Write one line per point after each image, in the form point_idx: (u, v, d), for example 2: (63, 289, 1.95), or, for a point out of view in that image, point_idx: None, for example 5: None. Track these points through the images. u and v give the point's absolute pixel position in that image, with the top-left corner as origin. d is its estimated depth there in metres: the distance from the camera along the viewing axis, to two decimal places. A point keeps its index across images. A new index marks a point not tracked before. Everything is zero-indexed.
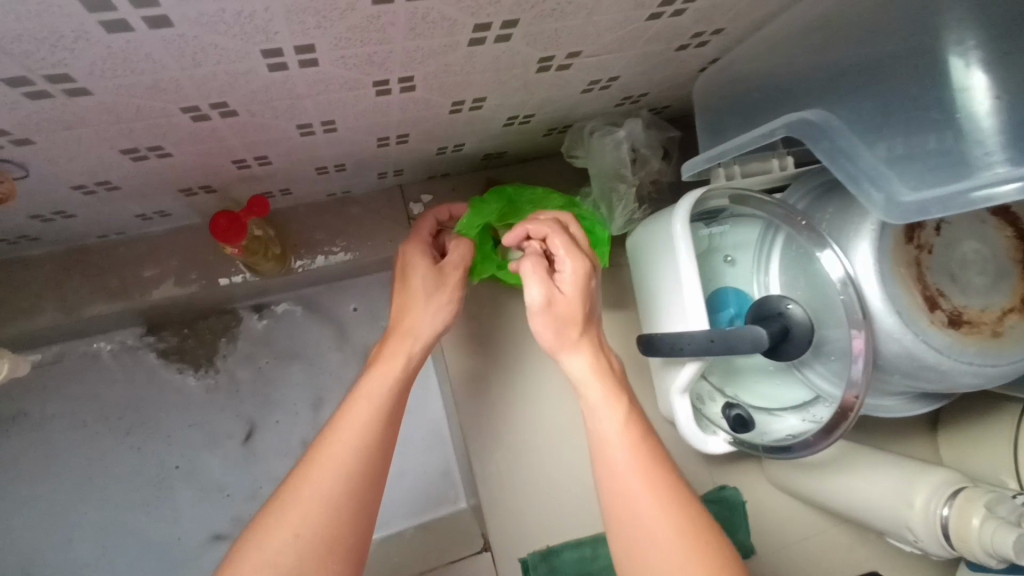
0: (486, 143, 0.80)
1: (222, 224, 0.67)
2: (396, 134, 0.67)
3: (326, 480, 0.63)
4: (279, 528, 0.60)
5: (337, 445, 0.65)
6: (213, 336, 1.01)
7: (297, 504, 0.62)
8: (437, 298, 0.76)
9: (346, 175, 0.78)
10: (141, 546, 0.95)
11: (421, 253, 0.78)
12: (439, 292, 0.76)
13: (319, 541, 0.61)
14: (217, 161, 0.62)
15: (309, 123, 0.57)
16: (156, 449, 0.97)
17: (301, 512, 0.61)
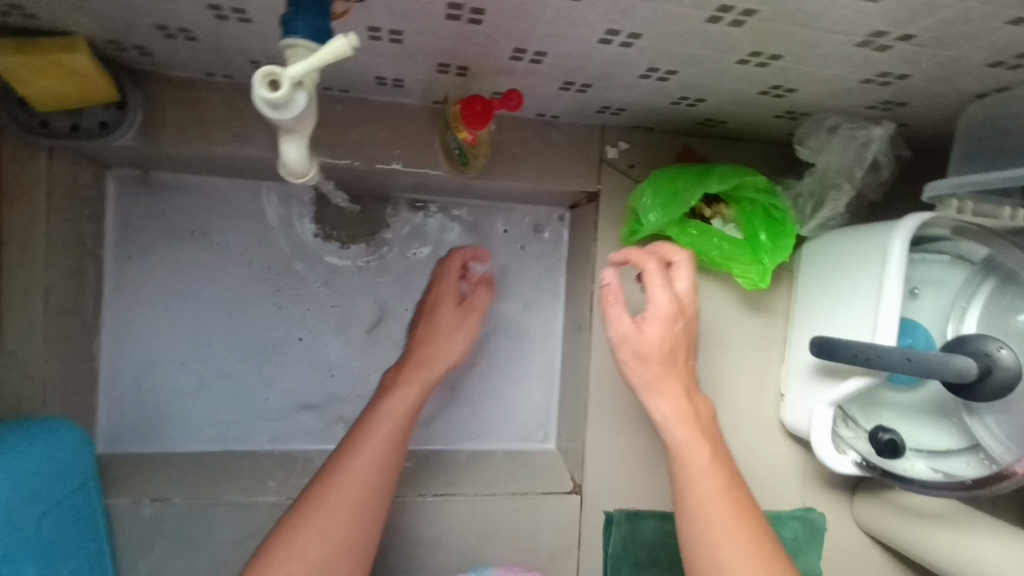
0: (721, 107, 0.79)
1: (477, 107, 0.69)
2: (668, 69, 0.67)
3: (340, 545, 0.71)
4: (311, 549, 0.70)
5: (347, 476, 0.75)
6: (374, 216, 1.04)
7: (319, 516, 0.71)
8: (404, 397, 0.83)
9: (580, 98, 0.79)
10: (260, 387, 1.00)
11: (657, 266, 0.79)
12: (406, 394, 0.83)
13: (353, 535, 0.72)
14: (502, 44, 0.64)
15: (621, 30, 0.58)
16: (296, 306, 1.01)
17: (348, 517, 0.73)
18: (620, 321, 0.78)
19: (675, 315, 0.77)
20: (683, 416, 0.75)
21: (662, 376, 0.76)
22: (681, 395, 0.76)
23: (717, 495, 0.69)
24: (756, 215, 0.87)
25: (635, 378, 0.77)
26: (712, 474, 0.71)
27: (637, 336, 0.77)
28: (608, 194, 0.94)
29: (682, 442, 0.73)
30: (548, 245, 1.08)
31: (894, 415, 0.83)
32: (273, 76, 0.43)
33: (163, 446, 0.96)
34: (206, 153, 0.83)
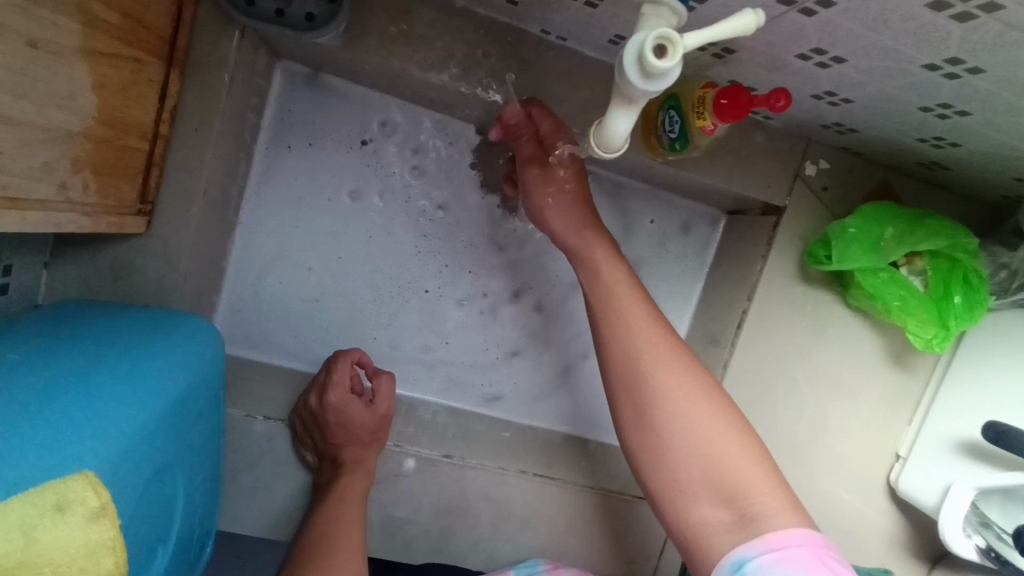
0: (964, 157, 0.73)
1: (740, 101, 0.63)
2: (960, 108, 0.60)
3: (334, 541, 0.73)
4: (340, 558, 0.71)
5: (335, 523, 0.75)
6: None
7: (339, 554, 0.72)
8: (551, 206, 0.80)
9: (822, 109, 0.72)
10: (376, 322, 0.95)
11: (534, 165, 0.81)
12: (559, 198, 0.80)
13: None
14: (805, 40, 0.57)
15: (964, 61, 0.51)
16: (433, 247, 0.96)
17: (332, 530, 0.74)
18: (558, 209, 0.80)
19: (582, 208, 0.80)
20: (603, 243, 0.79)
21: (585, 228, 0.79)
22: (625, 274, 0.76)
23: (649, 344, 0.71)
24: (950, 276, 0.80)
25: (580, 263, 0.79)
26: (647, 330, 0.72)
27: (570, 231, 0.80)
28: (791, 213, 0.87)
29: (600, 303, 0.75)
30: (697, 246, 1.03)
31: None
32: (660, 45, 0.38)
33: (270, 357, 0.92)
34: (399, 71, 0.77)
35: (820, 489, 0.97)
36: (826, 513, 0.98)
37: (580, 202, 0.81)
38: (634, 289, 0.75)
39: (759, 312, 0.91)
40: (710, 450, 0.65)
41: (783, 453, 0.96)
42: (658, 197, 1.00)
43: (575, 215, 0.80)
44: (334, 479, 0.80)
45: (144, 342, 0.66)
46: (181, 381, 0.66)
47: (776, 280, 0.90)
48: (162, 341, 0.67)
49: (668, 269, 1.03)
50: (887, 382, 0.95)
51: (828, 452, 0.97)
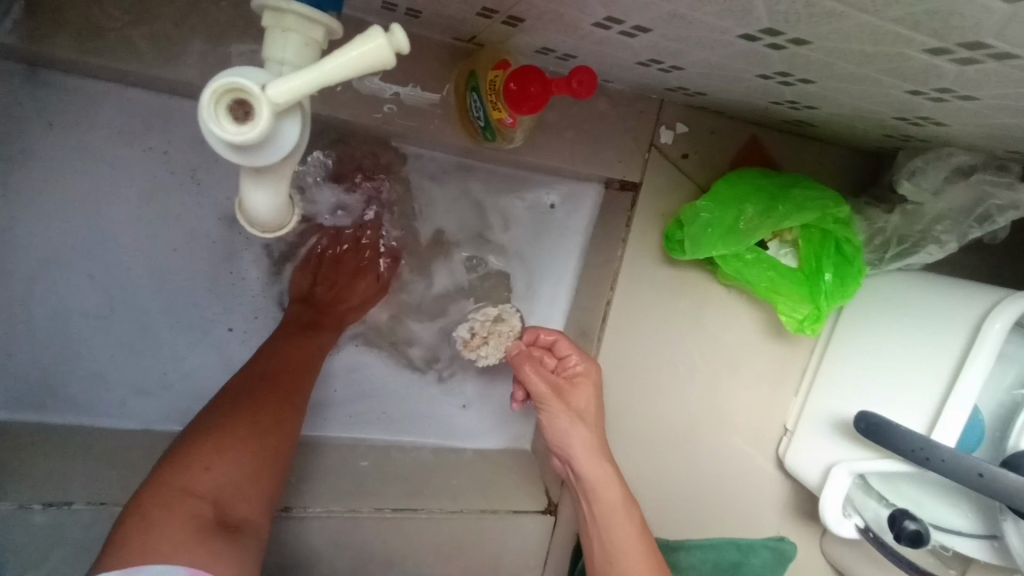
0: (829, 116, 0.61)
1: (533, 89, 0.49)
2: (803, 76, 0.48)
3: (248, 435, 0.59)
4: (232, 463, 0.56)
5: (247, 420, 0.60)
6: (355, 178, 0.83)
7: (234, 458, 0.56)
8: (578, 430, 0.72)
9: (658, 75, 0.59)
10: (196, 360, 0.82)
11: (370, 279, 0.85)
12: (589, 427, 0.72)
13: (242, 459, 0.57)
14: (590, 9, 0.43)
15: (784, 32, 0.38)
16: (257, 267, 0.83)
17: (245, 427, 0.59)
18: (561, 426, 0.72)
19: (583, 409, 0.73)
20: (590, 429, 0.73)
21: (558, 407, 0.72)
22: (594, 447, 0.72)
23: (606, 489, 0.71)
24: (819, 252, 0.70)
25: (558, 445, 0.73)
26: (603, 473, 0.71)
27: (585, 445, 0.72)
28: (650, 188, 0.76)
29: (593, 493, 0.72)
30: (559, 225, 0.90)
31: (904, 487, 0.74)
32: (232, 101, 0.31)
33: (66, 416, 0.78)
34: (123, 68, 0.59)
35: (705, 470, 0.92)
36: (713, 493, 0.93)
37: (562, 382, 0.74)
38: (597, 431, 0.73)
39: (624, 303, 0.81)
40: None
41: (666, 442, 0.89)
42: (509, 174, 0.87)
43: (582, 430, 0.72)
44: (265, 387, 0.66)
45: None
46: None
47: (639, 264, 0.79)
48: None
49: (530, 255, 0.91)
50: (769, 356, 0.88)
51: (713, 438, 0.90)
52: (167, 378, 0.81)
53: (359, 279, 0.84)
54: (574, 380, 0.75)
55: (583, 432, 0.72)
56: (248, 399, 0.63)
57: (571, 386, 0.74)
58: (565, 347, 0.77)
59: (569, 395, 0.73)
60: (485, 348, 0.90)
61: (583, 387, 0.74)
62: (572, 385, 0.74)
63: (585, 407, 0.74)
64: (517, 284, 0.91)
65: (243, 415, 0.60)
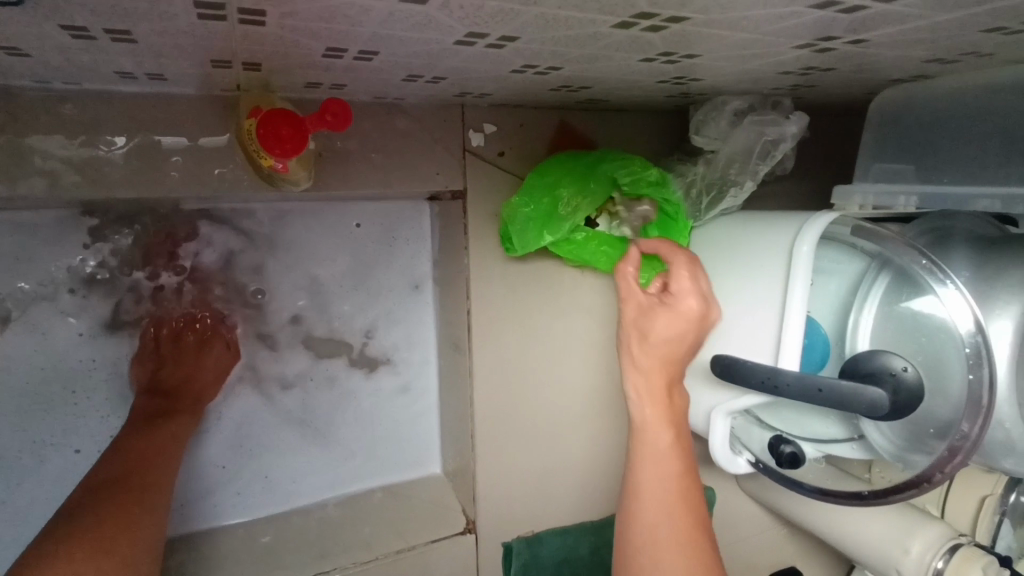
0: (609, 91, 0.64)
1: (284, 133, 0.47)
2: (548, 65, 0.49)
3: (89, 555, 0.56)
4: None
5: (83, 540, 0.56)
6: (176, 252, 0.79)
7: None
8: (650, 345, 0.65)
9: (432, 86, 0.58)
10: (47, 484, 0.74)
11: (218, 348, 0.81)
12: (664, 353, 0.64)
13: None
14: (305, 44, 0.41)
15: (489, 32, 0.38)
16: (90, 368, 0.76)
17: (83, 547, 0.56)
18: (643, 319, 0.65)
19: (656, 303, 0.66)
20: (664, 353, 0.64)
21: (652, 309, 0.66)
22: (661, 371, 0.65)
23: (662, 459, 0.63)
24: (640, 209, 0.72)
25: (631, 343, 0.66)
26: (658, 399, 0.64)
27: (650, 406, 0.64)
28: (476, 191, 0.76)
29: (647, 413, 0.64)
30: (408, 246, 0.89)
31: (774, 413, 0.78)
32: None
33: None
34: None
35: (613, 447, 0.93)
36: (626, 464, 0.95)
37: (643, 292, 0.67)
38: (671, 356, 0.65)
39: (483, 308, 0.80)
40: None
41: (567, 430, 0.90)
42: (340, 207, 0.85)
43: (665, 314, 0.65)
44: (102, 495, 0.62)
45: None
46: None
47: (488, 267, 0.79)
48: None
49: (388, 282, 0.89)
50: None
51: (611, 411, 0.92)
52: (16, 513, 0.73)
53: (205, 350, 0.81)
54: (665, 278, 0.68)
55: (649, 354, 0.65)
56: (91, 509, 0.60)
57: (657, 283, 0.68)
58: (703, 280, 0.67)
59: (655, 313, 0.65)
60: None
61: (678, 397, 0.66)
62: (662, 304, 0.65)
63: (666, 332, 0.64)
64: (382, 312, 0.89)
65: (84, 528, 0.58)
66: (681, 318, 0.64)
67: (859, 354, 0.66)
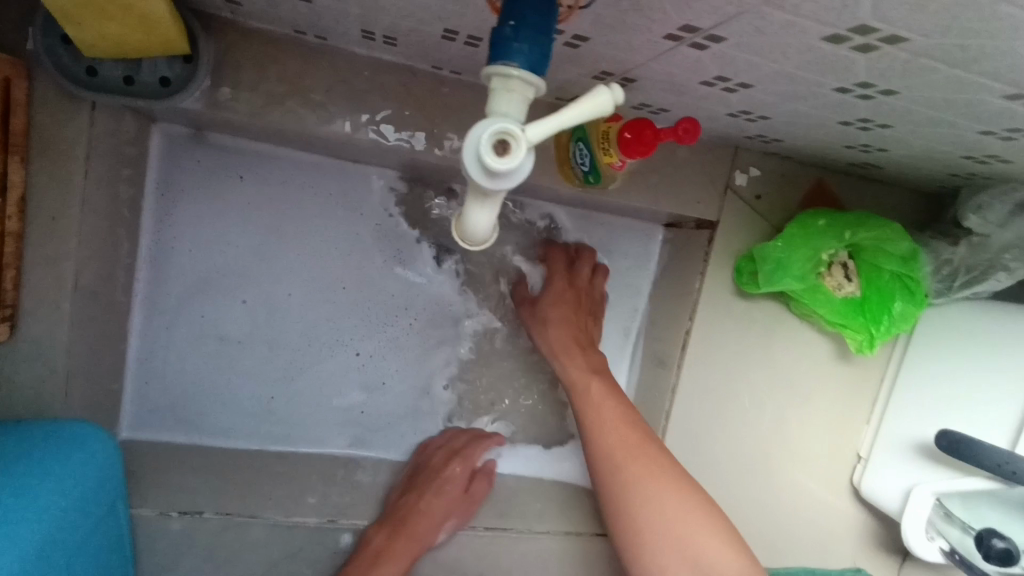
0: (897, 158, 0.68)
1: (645, 137, 0.58)
2: (883, 122, 0.55)
3: None
4: None
5: None
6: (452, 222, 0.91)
7: None
8: (574, 355, 0.84)
9: (742, 124, 0.66)
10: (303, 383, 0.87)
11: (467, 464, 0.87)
12: (571, 356, 0.84)
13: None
14: (701, 70, 0.51)
15: (875, 84, 0.46)
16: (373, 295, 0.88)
17: None
18: (547, 339, 0.86)
19: (581, 343, 0.86)
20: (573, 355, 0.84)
21: (557, 317, 0.86)
22: (608, 390, 0.81)
23: (616, 427, 0.77)
24: (893, 275, 0.77)
25: (578, 388, 0.82)
26: (611, 404, 0.79)
27: (576, 361, 0.83)
28: (726, 225, 0.83)
29: (574, 373, 0.82)
30: (634, 264, 0.97)
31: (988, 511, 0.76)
32: (507, 140, 0.40)
33: (190, 435, 0.83)
34: (280, 127, 0.69)
35: (784, 503, 0.93)
36: (791, 525, 0.94)
37: (566, 292, 0.88)
38: (598, 363, 0.84)
39: (703, 333, 0.86)
40: (693, 549, 0.67)
41: (745, 470, 0.91)
42: (588, 216, 0.95)
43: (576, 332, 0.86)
44: (377, 545, 0.78)
45: (25, 463, 0.58)
46: (62, 502, 0.58)
47: (716, 296, 0.85)
48: (45, 459, 0.60)
49: (611, 293, 0.97)
50: (842, 388, 0.91)
51: (791, 466, 0.93)
52: (276, 401, 0.86)
53: (459, 455, 0.88)
54: (591, 280, 0.92)
55: (574, 359, 0.84)
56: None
57: (560, 289, 0.88)
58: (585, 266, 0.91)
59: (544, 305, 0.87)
60: (835, 280, 0.78)
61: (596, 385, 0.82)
62: (552, 294, 0.88)
63: (579, 369, 0.83)
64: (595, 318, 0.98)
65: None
66: (582, 303, 0.89)
67: None
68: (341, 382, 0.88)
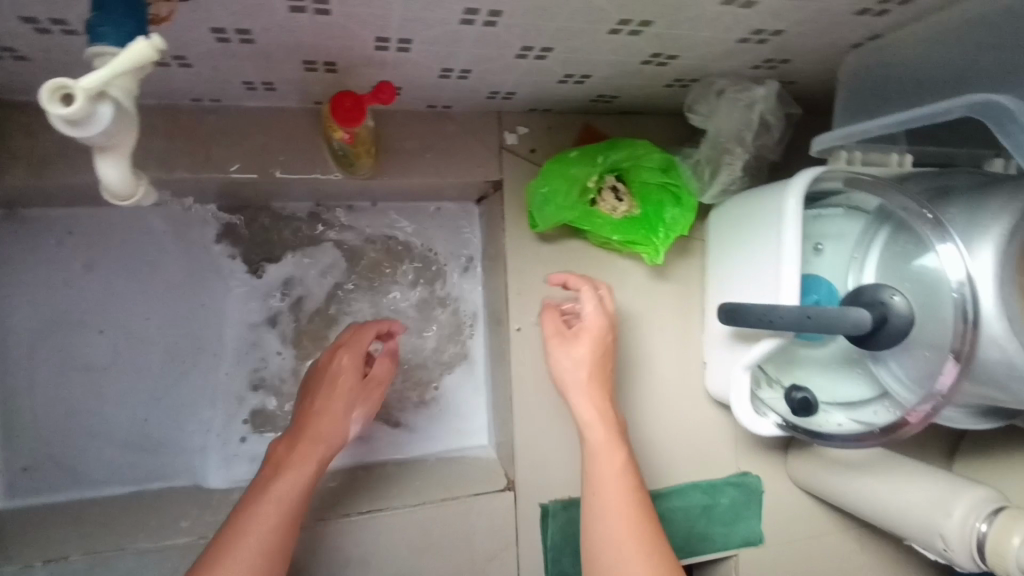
0: (609, 82, 0.78)
1: (349, 105, 0.66)
2: (542, 46, 0.64)
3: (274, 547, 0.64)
4: (242, 557, 0.62)
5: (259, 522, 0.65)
6: (277, 240, 0.98)
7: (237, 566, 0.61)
8: (585, 363, 0.79)
9: (464, 83, 0.76)
10: (166, 418, 0.91)
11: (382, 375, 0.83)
12: (587, 385, 0.79)
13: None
14: (361, 36, 0.60)
15: (480, 10, 0.55)
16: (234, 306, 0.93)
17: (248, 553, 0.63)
18: (574, 353, 0.79)
19: (604, 360, 0.81)
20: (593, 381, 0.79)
21: (577, 334, 0.80)
22: (617, 431, 0.77)
23: (613, 468, 0.74)
24: (655, 184, 0.86)
25: (581, 417, 0.78)
26: (613, 447, 0.76)
27: (580, 394, 0.78)
28: (512, 181, 0.92)
29: (584, 409, 0.78)
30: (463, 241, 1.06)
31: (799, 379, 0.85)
32: (64, 91, 0.40)
33: (65, 492, 0.87)
34: (68, 184, 0.77)
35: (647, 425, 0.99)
36: (659, 441, 1.00)
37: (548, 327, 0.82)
38: (598, 392, 0.79)
39: (519, 282, 0.94)
40: None
41: None
42: (408, 208, 1.04)
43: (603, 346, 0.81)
44: (270, 468, 0.71)
45: None
46: None
47: (522, 246, 0.93)
48: None
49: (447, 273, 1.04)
50: (666, 303, 0.99)
51: (643, 386, 0.99)
52: (142, 440, 0.90)
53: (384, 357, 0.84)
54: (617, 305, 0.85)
55: (573, 392, 0.79)
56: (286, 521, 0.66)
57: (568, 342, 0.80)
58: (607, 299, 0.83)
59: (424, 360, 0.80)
60: (608, 203, 0.86)
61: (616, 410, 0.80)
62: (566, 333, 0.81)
63: (580, 380, 0.79)
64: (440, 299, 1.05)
65: (258, 517, 0.65)
66: (597, 330, 0.80)
67: (852, 296, 0.71)
68: (204, 410, 0.92)
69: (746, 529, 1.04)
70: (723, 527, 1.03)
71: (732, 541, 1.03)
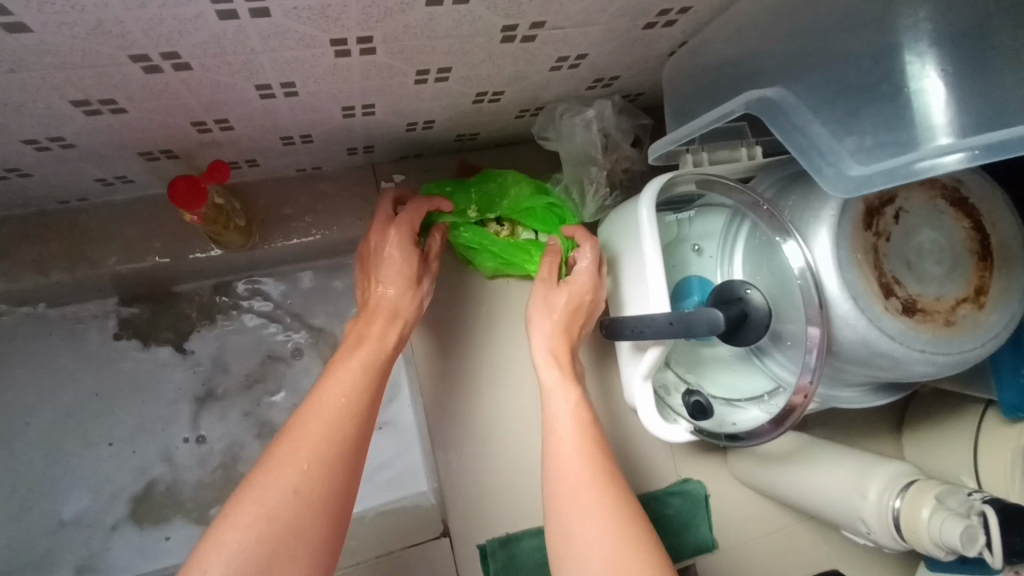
0: (456, 124, 0.80)
1: (183, 188, 0.66)
2: (362, 104, 0.66)
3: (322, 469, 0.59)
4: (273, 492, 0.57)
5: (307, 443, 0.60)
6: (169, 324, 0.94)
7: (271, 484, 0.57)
8: (543, 319, 0.79)
9: (314, 146, 0.77)
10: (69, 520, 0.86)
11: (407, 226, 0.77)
12: (559, 348, 0.78)
13: (313, 488, 0.58)
14: (175, 123, 0.61)
15: (270, 84, 0.56)
16: (131, 389, 0.91)
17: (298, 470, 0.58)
18: (540, 319, 0.79)
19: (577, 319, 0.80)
20: (552, 350, 0.78)
21: (546, 294, 0.79)
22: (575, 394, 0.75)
23: (571, 438, 0.72)
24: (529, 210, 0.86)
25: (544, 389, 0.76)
26: (574, 415, 0.74)
27: (543, 351, 0.78)
28: None
29: (553, 376, 0.77)
30: None
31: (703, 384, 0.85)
32: None
33: None
34: None
35: None
36: None
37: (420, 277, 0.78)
38: (559, 352, 0.78)
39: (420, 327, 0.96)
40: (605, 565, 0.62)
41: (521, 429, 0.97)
42: None
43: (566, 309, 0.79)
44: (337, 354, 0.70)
45: None
46: None
47: None
48: None
49: None
50: None
51: None
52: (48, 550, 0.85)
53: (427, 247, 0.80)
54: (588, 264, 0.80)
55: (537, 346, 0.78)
56: (351, 429, 0.63)
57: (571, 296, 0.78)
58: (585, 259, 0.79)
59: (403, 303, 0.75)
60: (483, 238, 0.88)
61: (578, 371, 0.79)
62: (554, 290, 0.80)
63: (555, 377, 0.76)
64: None
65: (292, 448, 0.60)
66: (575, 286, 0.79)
67: (716, 293, 0.71)
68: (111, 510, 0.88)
69: (696, 536, 1.02)
70: (672, 539, 1.00)
71: (683, 552, 1.00)
